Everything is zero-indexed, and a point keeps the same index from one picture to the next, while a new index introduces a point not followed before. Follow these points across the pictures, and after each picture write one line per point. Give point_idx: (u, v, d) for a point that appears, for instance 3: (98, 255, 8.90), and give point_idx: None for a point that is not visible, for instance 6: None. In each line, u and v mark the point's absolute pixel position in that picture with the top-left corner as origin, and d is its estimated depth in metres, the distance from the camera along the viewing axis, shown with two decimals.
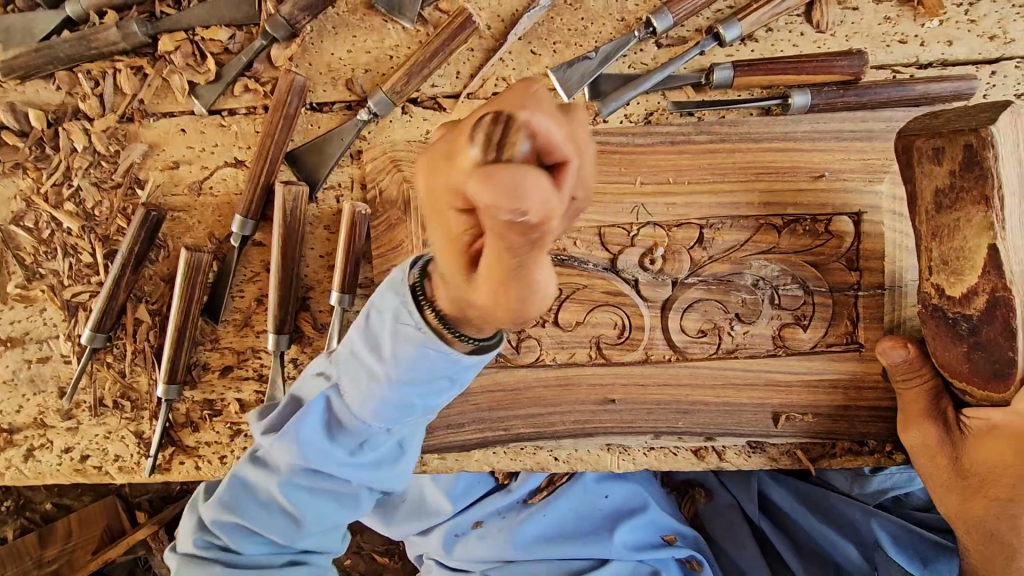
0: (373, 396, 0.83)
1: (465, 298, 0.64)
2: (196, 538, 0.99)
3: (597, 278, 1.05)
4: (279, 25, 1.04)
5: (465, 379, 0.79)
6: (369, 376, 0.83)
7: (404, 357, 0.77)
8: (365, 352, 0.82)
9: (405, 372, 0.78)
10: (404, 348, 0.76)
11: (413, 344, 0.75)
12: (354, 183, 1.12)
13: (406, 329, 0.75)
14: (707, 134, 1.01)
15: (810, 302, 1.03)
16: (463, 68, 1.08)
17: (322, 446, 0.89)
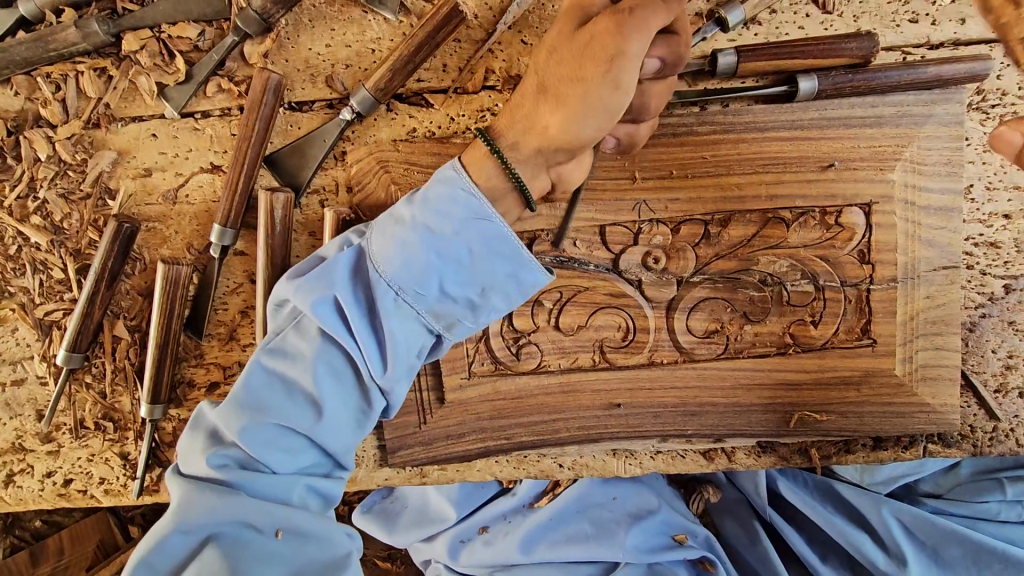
0: (397, 244, 0.87)
1: (582, 150, 0.81)
2: (211, 453, 0.91)
3: (600, 279, 1.00)
4: (251, 20, 0.97)
5: (491, 240, 0.85)
6: (396, 224, 0.88)
7: (438, 196, 0.85)
8: (398, 207, 0.89)
9: (433, 217, 0.85)
10: (437, 194, 0.85)
11: (450, 184, 0.85)
12: (339, 187, 1.06)
13: (444, 176, 0.85)
14: (711, 124, 0.96)
15: (821, 298, 0.99)
16: (451, 61, 1.02)
17: (347, 291, 0.89)
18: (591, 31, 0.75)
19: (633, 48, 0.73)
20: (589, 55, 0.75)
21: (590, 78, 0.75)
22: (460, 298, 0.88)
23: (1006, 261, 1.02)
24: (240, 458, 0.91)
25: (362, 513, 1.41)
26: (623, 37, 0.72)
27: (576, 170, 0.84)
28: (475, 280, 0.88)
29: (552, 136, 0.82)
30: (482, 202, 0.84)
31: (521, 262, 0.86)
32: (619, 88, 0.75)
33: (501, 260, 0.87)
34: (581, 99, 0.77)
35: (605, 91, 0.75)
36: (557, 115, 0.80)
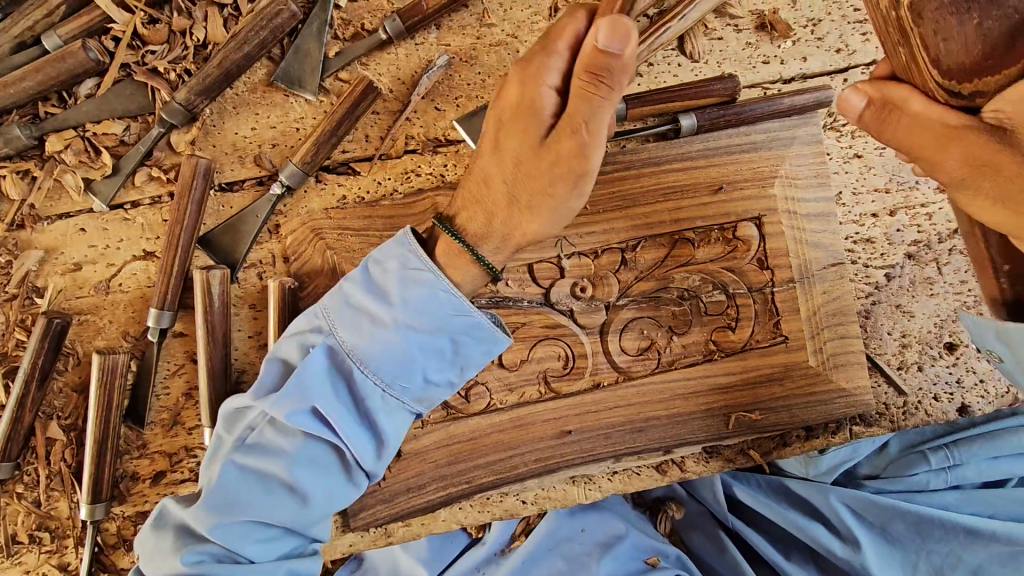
0: (378, 343, 0.89)
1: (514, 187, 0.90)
2: (184, 555, 0.89)
3: (535, 314, 1.07)
4: (175, 111, 1.03)
5: (471, 335, 0.91)
6: (373, 322, 0.89)
7: (416, 295, 0.88)
8: (370, 300, 0.90)
9: (411, 315, 0.88)
10: (414, 290, 0.88)
11: (426, 281, 0.88)
12: (275, 258, 1.09)
13: (419, 271, 0.88)
14: (613, 164, 1.07)
15: (734, 305, 1.09)
16: (372, 131, 1.10)
17: (328, 391, 0.90)
18: (513, 84, 0.85)
19: (547, 97, 0.83)
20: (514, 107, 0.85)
21: (511, 129, 0.85)
22: (443, 383, 0.94)
23: (882, 254, 1.17)
24: (221, 553, 0.91)
25: None
26: (536, 86, 0.82)
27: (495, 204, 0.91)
28: (455, 364, 0.93)
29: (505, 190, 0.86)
30: (463, 301, 0.88)
31: (496, 344, 0.92)
32: (534, 130, 0.84)
33: (478, 344, 0.92)
34: (506, 146, 0.86)
35: (521, 136, 0.84)
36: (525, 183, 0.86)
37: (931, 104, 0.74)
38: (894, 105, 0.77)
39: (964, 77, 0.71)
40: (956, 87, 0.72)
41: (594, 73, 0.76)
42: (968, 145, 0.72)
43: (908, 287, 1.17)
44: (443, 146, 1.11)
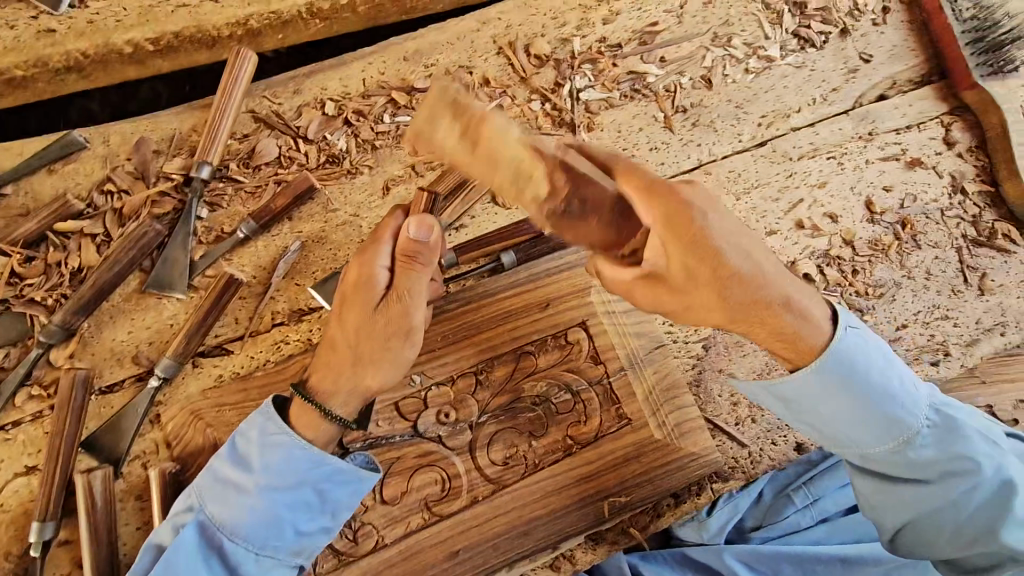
0: (244, 510, 0.99)
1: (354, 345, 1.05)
2: None
3: (407, 446, 1.19)
4: (53, 332, 1.15)
5: (331, 482, 1.03)
6: (239, 492, 1.00)
7: (274, 458, 1.01)
8: (235, 472, 1.02)
9: (273, 478, 1.00)
10: (273, 456, 1.01)
11: (282, 444, 1.01)
12: (159, 446, 1.17)
13: (274, 436, 1.02)
14: (453, 302, 1.28)
15: (580, 400, 1.27)
16: (240, 314, 1.26)
17: (199, 567, 0.98)
18: (354, 267, 1.05)
19: (380, 274, 1.03)
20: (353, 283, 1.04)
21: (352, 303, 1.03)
22: (316, 531, 1.04)
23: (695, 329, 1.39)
24: None
25: None
26: (371, 268, 1.03)
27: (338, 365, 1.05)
28: (322, 511, 1.04)
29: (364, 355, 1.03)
30: (317, 453, 1.01)
31: (357, 484, 1.04)
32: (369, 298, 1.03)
33: (340, 487, 1.04)
34: (349, 317, 1.03)
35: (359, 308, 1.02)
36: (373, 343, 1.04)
37: (602, 242, 1.04)
38: (567, 220, 1.00)
39: (616, 245, 1.05)
40: (620, 254, 1.06)
41: (409, 256, 1.02)
42: (643, 284, 1.07)
43: (724, 352, 1.39)
44: (307, 314, 1.28)
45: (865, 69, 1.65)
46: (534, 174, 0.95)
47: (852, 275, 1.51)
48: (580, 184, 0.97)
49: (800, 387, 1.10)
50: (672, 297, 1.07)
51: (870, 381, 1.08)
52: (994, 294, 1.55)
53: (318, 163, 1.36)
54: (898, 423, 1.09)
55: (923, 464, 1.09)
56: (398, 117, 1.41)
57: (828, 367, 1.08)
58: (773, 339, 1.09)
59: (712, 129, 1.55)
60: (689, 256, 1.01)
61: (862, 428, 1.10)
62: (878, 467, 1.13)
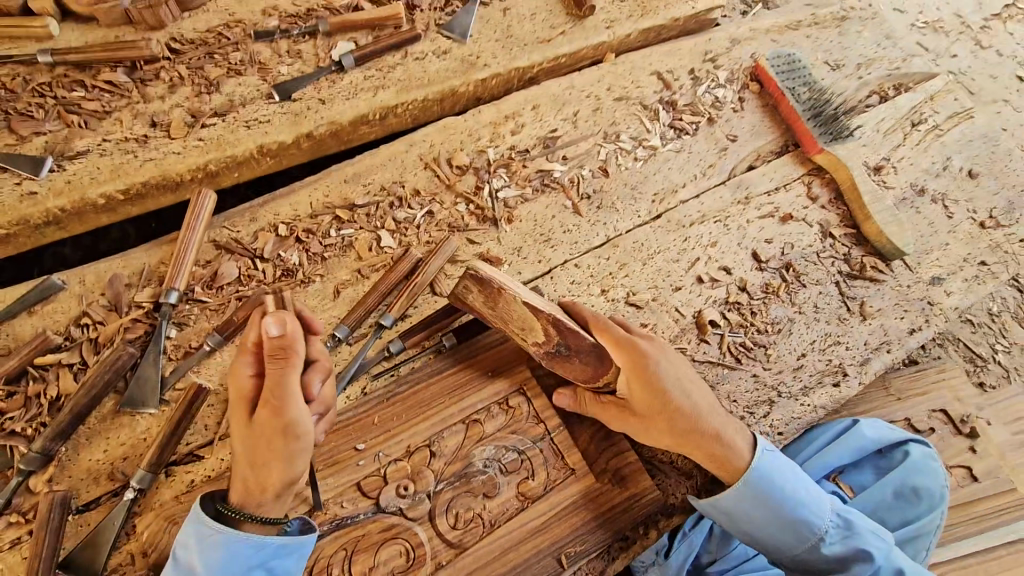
0: None
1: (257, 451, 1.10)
2: None
3: (371, 522, 1.29)
4: (31, 459, 1.25)
5: (278, 557, 1.14)
6: None
7: (217, 555, 1.10)
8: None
9: (217, 574, 1.09)
10: (214, 553, 1.09)
11: (219, 540, 1.10)
12: (134, 555, 1.24)
13: (208, 536, 1.10)
14: (404, 385, 1.43)
15: (527, 458, 1.40)
16: (210, 419, 1.38)
17: None
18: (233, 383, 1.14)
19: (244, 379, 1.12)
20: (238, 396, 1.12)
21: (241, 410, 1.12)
22: None
23: None
24: None
25: None
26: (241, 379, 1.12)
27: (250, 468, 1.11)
28: None
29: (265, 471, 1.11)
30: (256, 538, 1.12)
31: (300, 549, 1.16)
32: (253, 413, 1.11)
33: (286, 558, 1.15)
34: (243, 423, 1.11)
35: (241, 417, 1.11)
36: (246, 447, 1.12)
37: (581, 377, 1.37)
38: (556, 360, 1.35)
39: (594, 381, 1.37)
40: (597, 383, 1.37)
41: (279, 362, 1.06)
42: (615, 411, 1.39)
43: None
44: None
45: (733, 147, 1.99)
46: (534, 327, 1.33)
47: (752, 317, 1.74)
48: (565, 335, 1.32)
49: (731, 503, 1.35)
50: (634, 424, 1.37)
51: (782, 488, 1.32)
52: (874, 318, 1.80)
53: (274, 278, 1.56)
54: (809, 527, 1.33)
55: (835, 558, 1.32)
56: (342, 230, 1.64)
57: (752, 483, 1.33)
58: (711, 461, 1.36)
59: (613, 209, 1.83)
60: (648, 393, 1.33)
61: (782, 530, 1.34)
62: (810, 564, 1.36)
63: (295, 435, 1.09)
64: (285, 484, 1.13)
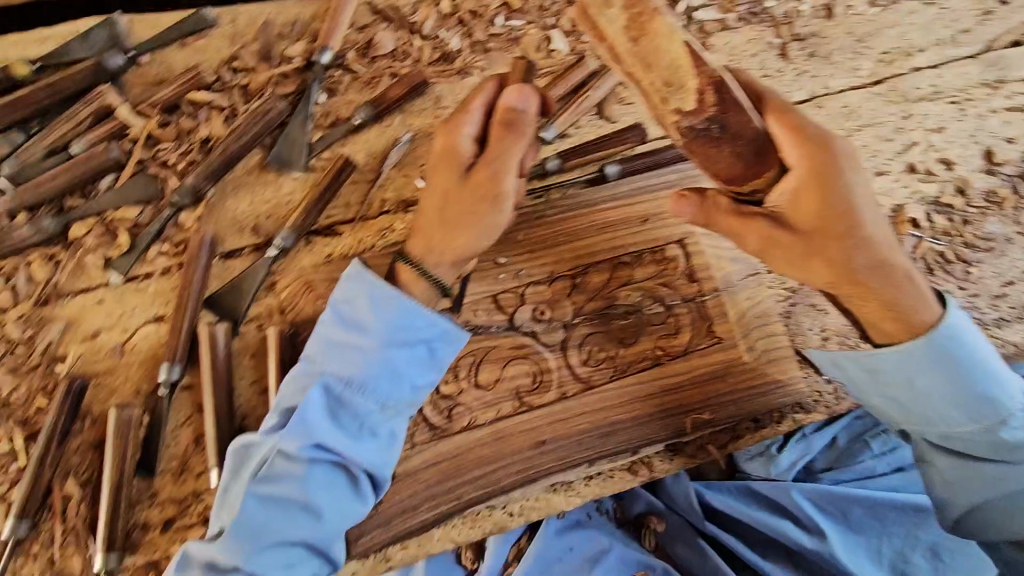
0: (366, 365, 1.06)
1: (449, 216, 1.04)
2: None
3: (503, 338, 1.24)
4: (184, 194, 1.23)
5: (441, 340, 1.09)
6: (358, 350, 1.06)
7: (387, 317, 1.05)
8: (349, 332, 1.07)
9: (386, 332, 1.05)
10: (388, 313, 1.05)
11: (392, 303, 1.05)
12: (272, 311, 1.25)
13: (382, 297, 1.06)
14: (555, 208, 1.29)
15: (673, 315, 1.28)
16: (352, 198, 1.30)
17: (325, 419, 1.05)
18: (445, 138, 1.05)
19: (465, 143, 1.03)
20: (451, 152, 1.03)
21: (449, 165, 1.03)
22: (426, 386, 1.11)
23: None
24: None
25: None
26: (459, 136, 1.02)
27: (441, 234, 1.05)
28: (431, 367, 1.11)
29: (456, 241, 1.05)
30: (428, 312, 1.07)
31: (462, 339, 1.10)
32: (461, 170, 1.03)
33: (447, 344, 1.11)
34: (448, 179, 1.03)
35: (451, 172, 1.02)
36: (442, 215, 1.05)
37: (725, 180, 0.99)
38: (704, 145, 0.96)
39: (737, 182, 0.99)
40: (737, 188, 1.00)
41: (508, 125, 0.99)
42: (758, 232, 0.99)
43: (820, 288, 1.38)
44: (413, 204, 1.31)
45: (1001, 12, 1.54)
46: (684, 84, 0.92)
47: (961, 226, 1.46)
48: (727, 107, 0.93)
49: (889, 363, 1.05)
50: (785, 249, 0.98)
51: (975, 356, 1.04)
52: None
53: (431, 59, 1.36)
54: (991, 402, 1.06)
55: (1015, 445, 1.07)
56: (511, 20, 1.39)
57: (936, 342, 1.02)
58: (884, 311, 1.02)
59: (828, 61, 1.49)
60: (825, 205, 0.95)
61: (954, 404, 1.06)
62: (957, 444, 1.10)
63: (501, 206, 1.02)
64: (465, 254, 1.07)
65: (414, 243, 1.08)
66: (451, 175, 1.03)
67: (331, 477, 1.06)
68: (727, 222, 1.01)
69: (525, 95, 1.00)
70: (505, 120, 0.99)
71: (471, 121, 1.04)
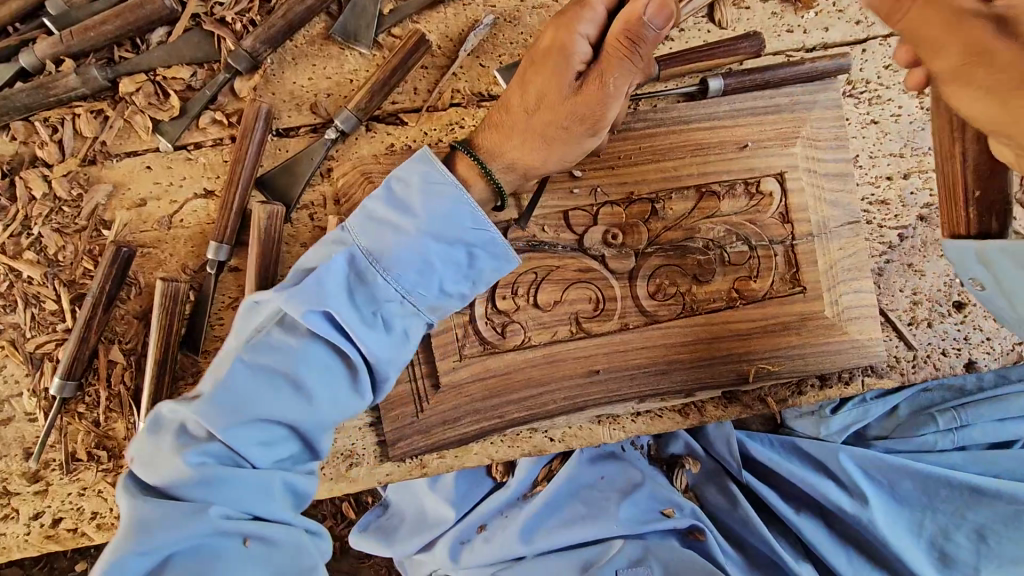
0: (400, 249, 0.94)
1: (532, 126, 0.96)
2: (187, 451, 0.88)
3: (568, 258, 1.14)
4: (240, 57, 1.10)
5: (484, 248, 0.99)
6: (395, 229, 0.95)
7: (436, 204, 0.95)
8: (390, 210, 0.96)
9: (432, 222, 0.95)
10: (440, 201, 0.95)
11: (447, 193, 0.95)
12: (327, 200, 1.17)
13: (439, 183, 0.95)
14: (645, 121, 1.14)
15: (756, 256, 1.17)
16: (421, 84, 1.18)
17: (338, 293, 0.93)
18: (555, 31, 0.94)
19: (580, 44, 0.92)
20: (562, 54, 0.92)
21: (553, 65, 0.93)
22: (455, 294, 1.01)
23: (896, 215, 1.25)
24: (222, 454, 0.90)
25: (359, 532, 1.55)
26: (572, 33, 0.91)
27: (521, 147, 0.98)
28: (466, 276, 1.00)
29: (532, 157, 0.99)
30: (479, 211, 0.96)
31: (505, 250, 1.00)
32: (564, 76, 0.92)
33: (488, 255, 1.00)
34: (548, 82, 0.94)
35: (552, 76, 0.93)
36: (524, 121, 0.97)
37: None
38: None
39: None
40: None
41: (630, 40, 0.87)
42: (986, 28, 0.70)
43: (920, 248, 1.25)
44: (486, 100, 1.19)
45: None
46: None
47: None
48: None
49: None
50: (994, 69, 0.70)
51: None
52: None
53: None
54: None
55: None
56: None
57: None
58: None
59: None
60: None
61: None
62: None
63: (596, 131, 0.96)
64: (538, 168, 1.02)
65: (489, 132, 1.01)
66: (552, 79, 0.94)
67: (327, 363, 0.93)
68: (927, 11, 0.71)
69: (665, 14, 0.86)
70: (631, 29, 0.87)
71: (589, 17, 0.92)
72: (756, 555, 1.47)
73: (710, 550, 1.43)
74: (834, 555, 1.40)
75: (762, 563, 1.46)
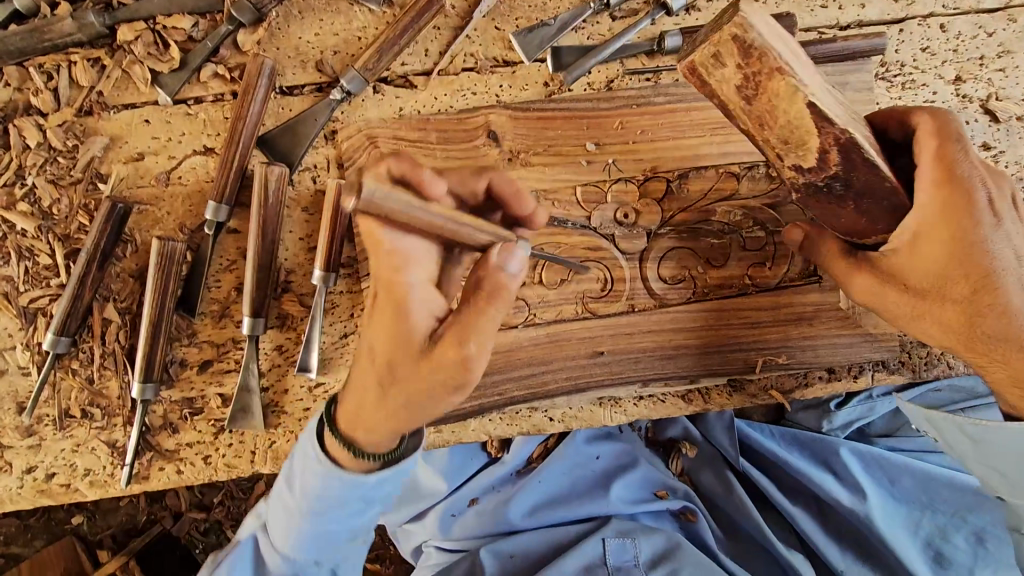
0: (296, 532, 1.01)
1: (388, 401, 0.89)
2: None
3: (578, 235, 1.10)
4: (245, 9, 1.05)
5: (378, 490, 0.98)
6: (288, 510, 1.01)
7: (310, 484, 0.96)
8: (283, 487, 1.02)
9: (317, 501, 0.97)
10: (311, 481, 0.96)
11: (317, 469, 0.95)
12: (330, 163, 1.13)
13: (314, 459, 0.96)
14: (665, 96, 1.10)
15: (772, 242, 1.12)
16: (432, 46, 1.12)
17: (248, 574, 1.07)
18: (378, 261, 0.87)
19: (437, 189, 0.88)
20: (408, 167, 0.89)
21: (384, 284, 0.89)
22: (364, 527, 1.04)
23: None
24: None
25: None
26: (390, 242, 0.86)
27: (384, 415, 0.90)
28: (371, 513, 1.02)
29: (371, 421, 0.92)
30: (347, 476, 0.94)
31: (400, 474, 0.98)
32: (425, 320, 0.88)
33: (382, 486, 0.98)
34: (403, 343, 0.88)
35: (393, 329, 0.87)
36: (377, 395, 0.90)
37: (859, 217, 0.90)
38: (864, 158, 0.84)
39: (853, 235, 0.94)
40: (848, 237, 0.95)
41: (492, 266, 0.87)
42: (869, 278, 0.94)
43: None
44: (501, 65, 1.13)
45: None
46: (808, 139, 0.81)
47: None
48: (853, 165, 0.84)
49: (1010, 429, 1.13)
50: (891, 302, 0.94)
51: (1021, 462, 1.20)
52: None
53: None
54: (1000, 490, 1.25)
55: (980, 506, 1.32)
56: None
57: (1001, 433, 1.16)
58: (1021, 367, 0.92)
59: None
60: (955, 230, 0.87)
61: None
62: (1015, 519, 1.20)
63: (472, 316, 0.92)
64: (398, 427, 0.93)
65: (343, 418, 0.95)
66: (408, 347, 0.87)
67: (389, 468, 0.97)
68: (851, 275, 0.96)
69: (489, 282, 0.83)
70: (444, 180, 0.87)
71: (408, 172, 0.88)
72: (748, 543, 1.46)
73: (700, 532, 1.44)
74: (826, 547, 1.39)
75: (753, 552, 1.45)
